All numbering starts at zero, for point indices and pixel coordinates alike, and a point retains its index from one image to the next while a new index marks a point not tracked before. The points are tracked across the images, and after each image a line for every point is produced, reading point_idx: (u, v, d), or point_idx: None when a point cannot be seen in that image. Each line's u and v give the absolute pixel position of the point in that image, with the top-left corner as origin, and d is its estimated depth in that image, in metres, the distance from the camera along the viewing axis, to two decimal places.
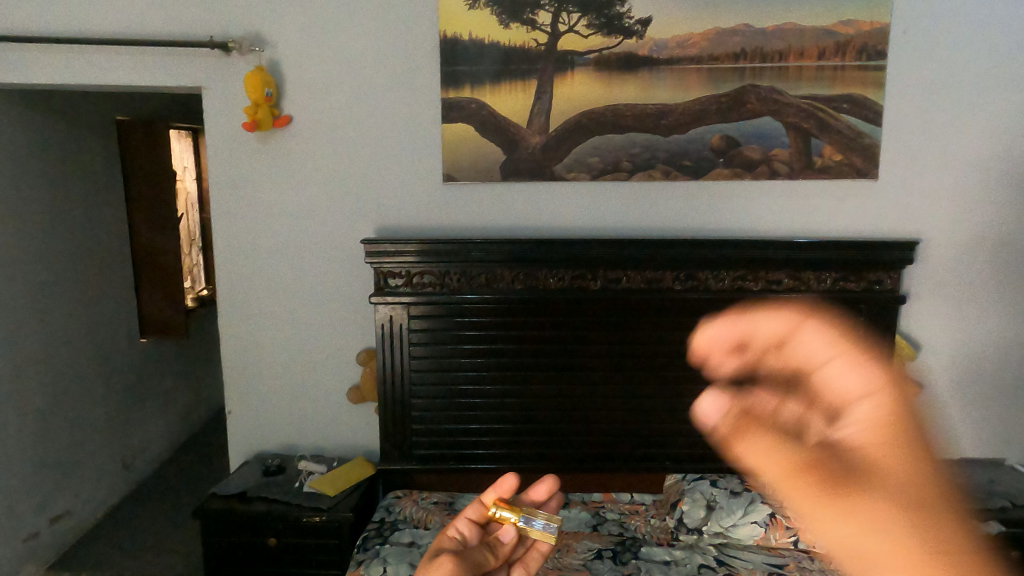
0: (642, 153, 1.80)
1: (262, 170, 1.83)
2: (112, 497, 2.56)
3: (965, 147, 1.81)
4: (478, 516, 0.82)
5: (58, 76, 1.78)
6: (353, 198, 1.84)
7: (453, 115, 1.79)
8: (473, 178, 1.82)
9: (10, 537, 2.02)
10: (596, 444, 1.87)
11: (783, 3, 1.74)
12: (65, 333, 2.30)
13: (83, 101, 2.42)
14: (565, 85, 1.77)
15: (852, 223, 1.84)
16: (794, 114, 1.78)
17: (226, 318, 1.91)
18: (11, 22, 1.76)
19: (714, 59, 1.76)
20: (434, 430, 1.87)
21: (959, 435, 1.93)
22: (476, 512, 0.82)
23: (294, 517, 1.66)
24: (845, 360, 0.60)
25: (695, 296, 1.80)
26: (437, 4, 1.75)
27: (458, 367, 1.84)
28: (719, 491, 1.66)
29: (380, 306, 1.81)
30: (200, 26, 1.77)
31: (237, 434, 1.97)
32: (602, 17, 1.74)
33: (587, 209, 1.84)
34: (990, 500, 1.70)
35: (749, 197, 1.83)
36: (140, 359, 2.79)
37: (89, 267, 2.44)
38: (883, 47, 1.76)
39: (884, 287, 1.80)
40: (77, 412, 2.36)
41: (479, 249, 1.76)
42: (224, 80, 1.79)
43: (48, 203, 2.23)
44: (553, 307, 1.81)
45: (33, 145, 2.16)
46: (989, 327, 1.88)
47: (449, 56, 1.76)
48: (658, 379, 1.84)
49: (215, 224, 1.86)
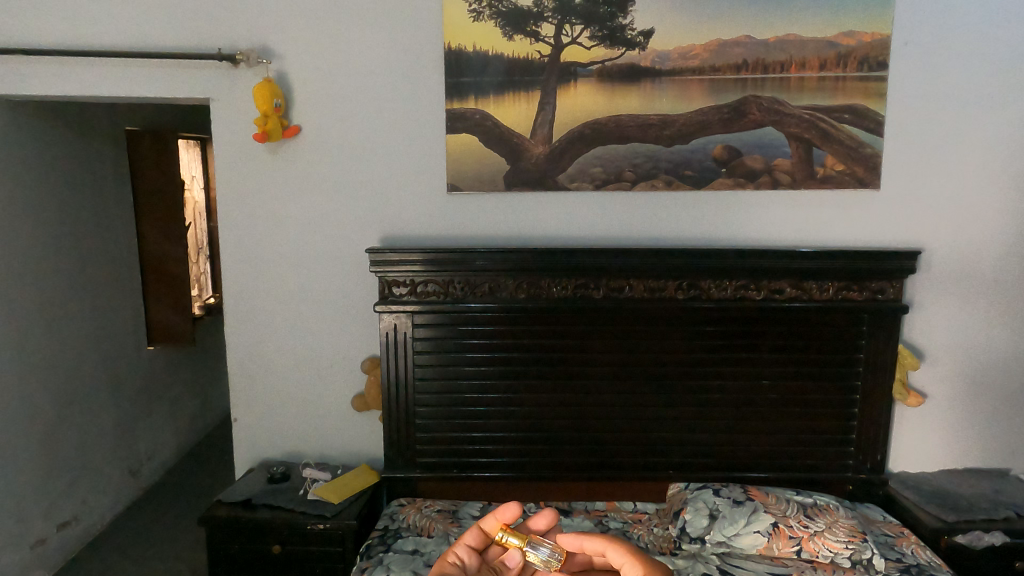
0: (645, 163, 1.81)
1: (268, 180, 1.85)
2: (119, 504, 2.58)
3: (967, 157, 1.81)
4: (477, 541, 1.10)
5: (69, 87, 1.81)
6: (358, 208, 1.86)
7: (458, 126, 1.81)
8: (477, 188, 1.84)
9: (18, 543, 2.04)
10: (599, 452, 1.87)
11: (785, 14, 1.75)
12: (74, 341, 2.33)
13: (94, 111, 2.46)
14: (568, 96, 1.79)
15: (855, 232, 1.85)
16: (796, 125, 1.79)
17: (233, 326, 1.93)
18: (24, 35, 1.79)
19: (716, 70, 1.77)
20: (438, 438, 1.88)
21: (963, 444, 1.93)
22: (477, 538, 1.11)
23: (299, 525, 1.67)
24: (613, 548, 1.11)
25: (698, 305, 1.80)
26: (442, 16, 1.77)
27: (461, 376, 1.85)
28: (722, 501, 1.67)
29: (385, 314, 1.82)
30: (208, 39, 1.80)
31: (242, 442, 1.99)
32: (605, 29, 1.76)
33: (590, 219, 1.85)
34: (995, 510, 1.70)
35: (752, 207, 1.84)
36: (147, 367, 2.82)
37: (98, 275, 2.47)
38: (884, 58, 1.77)
39: (886, 296, 1.81)
40: (85, 419, 2.38)
41: (483, 258, 1.77)
42: (231, 91, 1.82)
43: (59, 213, 2.26)
44: (557, 316, 1.82)
45: (45, 156, 2.19)
46: (993, 337, 1.88)
47: (454, 68, 1.78)
48: (661, 388, 1.84)
49: (222, 233, 1.88)
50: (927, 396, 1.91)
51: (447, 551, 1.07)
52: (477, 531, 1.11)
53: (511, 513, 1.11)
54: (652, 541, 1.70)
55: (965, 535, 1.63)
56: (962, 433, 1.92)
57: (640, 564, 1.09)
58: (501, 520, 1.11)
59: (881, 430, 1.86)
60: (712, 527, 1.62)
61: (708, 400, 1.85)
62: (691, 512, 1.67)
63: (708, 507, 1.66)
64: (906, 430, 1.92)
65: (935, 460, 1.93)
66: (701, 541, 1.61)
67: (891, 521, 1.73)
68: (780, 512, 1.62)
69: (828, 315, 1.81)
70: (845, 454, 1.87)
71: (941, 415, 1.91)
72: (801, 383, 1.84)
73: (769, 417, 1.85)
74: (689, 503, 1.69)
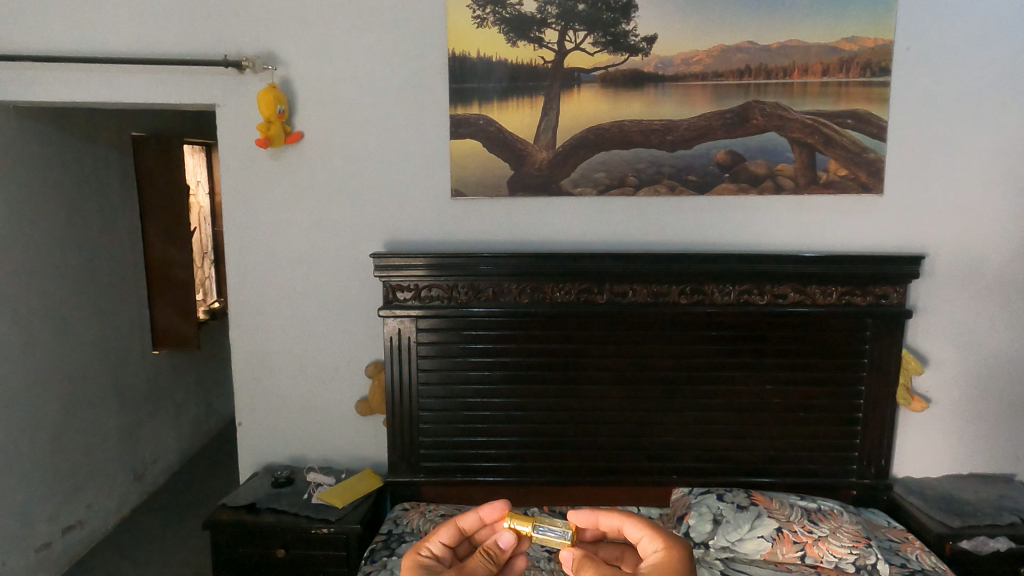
0: (648, 168, 1.82)
1: (273, 185, 1.86)
2: (123, 507, 2.58)
3: (970, 162, 1.81)
4: (452, 539, 0.91)
5: (75, 93, 1.83)
6: (362, 213, 1.87)
7: (461, 131, 1.82)
8: (480, 193, 1.85)
9: (23, 546, 2.05)
10: (602, 457, 1.88)
11: (787, 20, 1.76)
12: (80, 345, 2.34)
13: (100, 116, 2.48)
14: (572, 102, 1.80)
15: (858, 237, 1.85)
16: (799, 130, 1.80)
17: (238, 330, 1.94)
18: (31, 42, 1.81)
19: (719, 76, 1.78)
20: (442, 442, 1.88)
21: (967, 449, 1.92)
22: (449, 535, 0.91)
23: (303, 529, 1.67)
24: (639, 523, 0.88)
25: (701, 310, 1.80)
26: (446, 22, 1.78)
27: (465, 380, 1.86)
28: (726, 506, 1.67)
29: (389, 319, 1.83)
30: (214, 45, 1.81)
31: (246, 446, 1.99)
32: (608, 35, 1.77)
33: (594, 224, 1.86)
34: (1000, 516, 1.69)
35: (755, 212, 1.84)
36: (152, 371, 2.83)
37: (103, 279, 2.48)
38: (887, 63, 1.77)
39: (890, 301, 1.81)
40: (90, 423, 2.39)
41: (487, 262, 1.78)
42: (237, 97, 1.83)
43: (65, 218, 2.28)
44: (560, 320, 1.82)
45: (51, 161, 2.21)
46: (997, 342, 1.87)
47: (458, 73, 1.79)
48: (665, 393, 1.85)
49: (227, 238, 1.89)
50: (931, 401, 1.91)
51: (416, 547, 0.91)
52: (451, 529, 0.91)
53: (493, 510, 0.90)
54: None
55: (970, 540, 1.63)
56: (967, 439, 1.92)
57: (660, 537, 0.87)
58: (479, 518, 0.90)
59: (885, 435, 1.85)
60: (716, 532, 1.62)
61: (711, 405, 1.85)
62: (695, 517, 1.67)
63: (712, 512, 1.66)
64: (910, 436, 1.92)
65: (940, 465, 1.93)
66: (705, 546, 1.60)
67: (895, 527, 1.73)
68: (784, 517, 1.62)
69: (831, 320, 1.81)
70: (849, 459, 1.87)
71: (946, 420, 1.91)
72: (804, 388, 1.84)
73: (772, 422, 1.85)
74: (692, 508, 1.70)
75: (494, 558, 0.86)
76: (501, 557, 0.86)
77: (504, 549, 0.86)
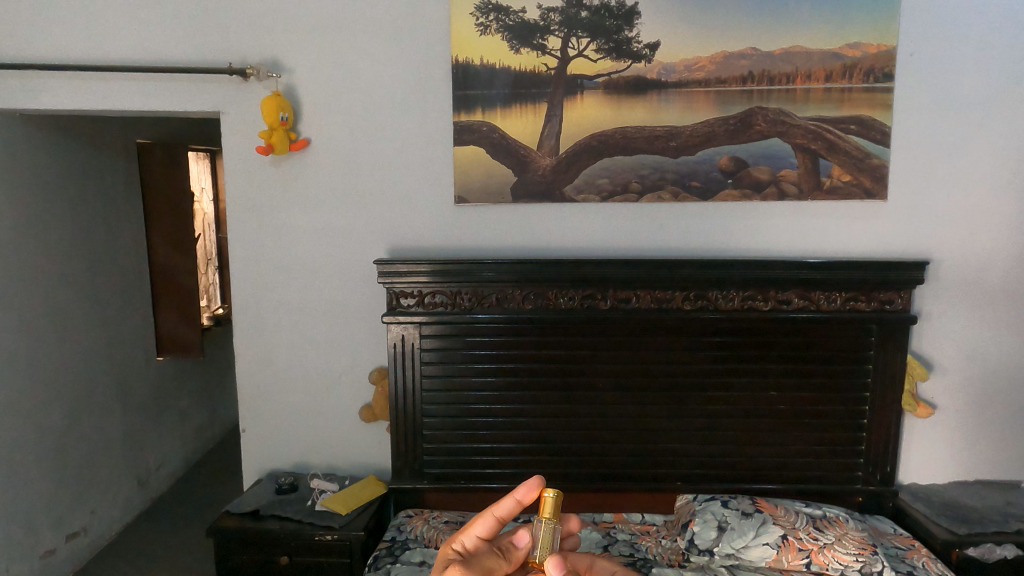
0: (651, 174, 1.82)
1: (277, 192, 1.87)
2: (127, 514, 2.59)
3: (975, 167, 1.81)
4: (489, 531, 0.79)
5: (81, 101, 1.84)
6: (366, 220, 1.87)
7: (465, 138, 1.82)
8: (484, 199, 1.85)
9: (28, 553, 2.05)
10: (607, 464, 1.87)
11: (790, 26, 1.76)
12: (85, 352, 2.35)
13: (105, 123, 2.49)
14: (575, 109, 1.80)
15: (861, 243, 1.85)
16: (802, 136, 1.80)
17: (242, 337, 1.94)
18: (38, 51, 1.82)
19: (722, 82, 1.78)
20: (446, 449, 1.88)
21: (974, 455, 1.91)
22: (487, 526, 0.79)
23: (307, 536, 1.67)
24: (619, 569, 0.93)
25: (705, 316, 1.80)
26: (450, 29, 1.79)
27: (468, 387, 1.86)
28: (731, 512, 1.67)
29: (392, 325, 1.83)
30: (219, 53, 1.82)
31: (250, 453, 1.99)
32: (611, 42, 1.77)
33: (596, 230, 1.86)
34: (1006, 523, 1.68)
35: (758, 217, 1.84)
36: (156, 377, 2.83)
37: (108, 286, 2.49)
38: (890, 69, 1.77)
39: (895, 307, 1.80)
40: (94, 431, 2.39)
41: (490, 269, 1.78)
42: (242, 104, 1.84)
43: (70, 224, 2.29)
44: (565, 327, 1.83)
45: (57, 168, 2.23)
46: (1002, 347, 1.87)
47: (462, 80, 1.80)
48: (669, 399, 1.84)
49: (231, 244, 1.90)
50: (937, 407, 1.90)
51: (447, 542, 0.80)
52: (488, 520, 0.79)
53: (530, 491, 0.74)
54: (660, 553, 1.69)
55: (977, 547, 1.62)
56: (973, 445, 1.90)
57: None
58: (516, 503, 0.75)
59: (891, 441, 1.85)
60: (721, 539, 1.61)
61: (716, 411, 1.84)
62: (699, 524, 1.66)
63: (716, 519, 1.66)
64: (916, 442, 1.91)
65: (946, 471, 1.92)
66: (710, 553, 1.60)
67: (901, 534, 1.72)
68: (789, 524, 1.62)
69: (836, 327, 1.81)
70: (855, 466, 1.86)
71: (951, 427, 1.90)
72: (809, 395, 1.83)
73: (777, 429, 1.85)
74: (697, 515, 1.69)
75: (507, 556, 0.79)
76: (516, 555, 0.79)
77: (520, 549, 0.80)
